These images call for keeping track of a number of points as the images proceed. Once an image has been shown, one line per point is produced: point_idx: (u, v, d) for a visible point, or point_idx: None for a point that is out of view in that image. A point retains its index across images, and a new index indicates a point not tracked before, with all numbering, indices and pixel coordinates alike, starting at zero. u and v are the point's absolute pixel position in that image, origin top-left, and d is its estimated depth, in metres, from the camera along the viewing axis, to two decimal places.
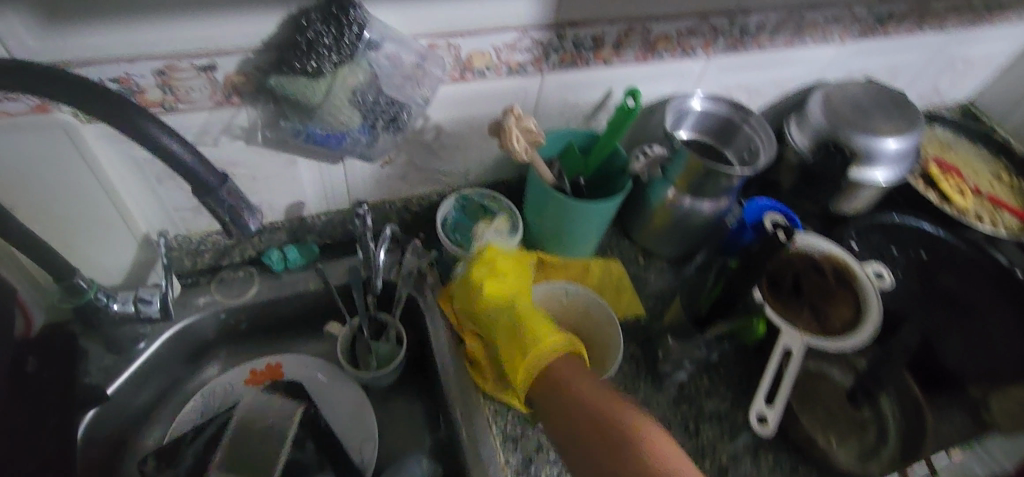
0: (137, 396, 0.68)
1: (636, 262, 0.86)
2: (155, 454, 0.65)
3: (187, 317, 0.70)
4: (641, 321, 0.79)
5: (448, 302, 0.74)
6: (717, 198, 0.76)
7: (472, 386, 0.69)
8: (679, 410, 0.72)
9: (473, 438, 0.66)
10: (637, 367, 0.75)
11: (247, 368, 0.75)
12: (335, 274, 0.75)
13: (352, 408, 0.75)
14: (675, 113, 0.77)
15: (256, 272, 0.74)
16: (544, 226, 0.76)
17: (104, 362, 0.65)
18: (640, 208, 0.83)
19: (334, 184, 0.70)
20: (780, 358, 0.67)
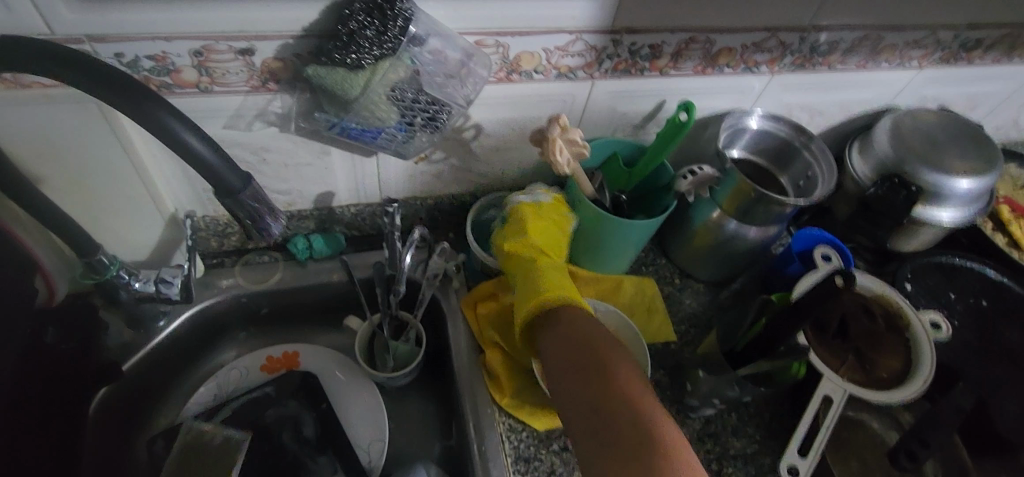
0: (153, 373, 0.68)
1: (671, 282, 0.82)
2: (164, 435, 0.64)
3: (207, 298, 0.69)
4: (671, 347, 0.75)
5: (470, 308, 0.72)
6: (766, 226, 0.72)
7: (487, 400, 0.67)
8: (702, 447, 0.68)
9: (483, 454, 0.63)
10: (662, 395, 0.71)
11: (264, 354, 0.75)
12: (359, 268, 0.73)
13: (364, 406, 0.73)
14: (730, 130, 0.71)
15: (281, 258, 0.73)
16: (579, 238, 0.72)
17: (123, 338, 0.65)
18: (681, 227, 0.79)
19: (366, 177, 0.67)
20: (818, 406, 0.63)
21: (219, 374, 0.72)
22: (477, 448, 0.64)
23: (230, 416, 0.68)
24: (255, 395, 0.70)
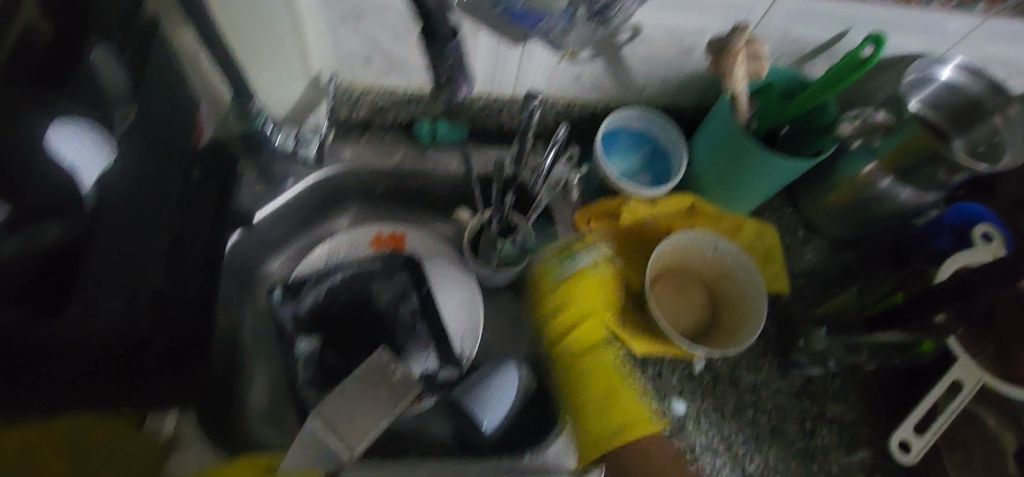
0: (275, 228, 0.70)
1: (793, 234, 0.77)
2: (283, 288, 0.69)
3: (334, 165, 0.70)
4: (783, 300, 0.71)
5: (585, 222, 0.70)
6: (924, 190, 0.65)
7: (589, 315, 0.67)
8: (798, 403, 0.66)
9: (579, 366, 0.64)
10: (766, 346, 0.68)
11: (372, 230, 0.75)
12: (478, 161, 0.72)
13: (462, 296, 0.74)
14: (917, 75, 0.64)
15: (404, 139, 0.73)
16: (715, 170, 0.67)
17: (256, 189, 0.67)
18: (822, 177, 0.72)
19: (505, 68, 0.66)
20: (943, 391, 0.59)
21: (332, 241, 0.74)
22: None
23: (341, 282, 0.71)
24: (364, 267, 0.72)
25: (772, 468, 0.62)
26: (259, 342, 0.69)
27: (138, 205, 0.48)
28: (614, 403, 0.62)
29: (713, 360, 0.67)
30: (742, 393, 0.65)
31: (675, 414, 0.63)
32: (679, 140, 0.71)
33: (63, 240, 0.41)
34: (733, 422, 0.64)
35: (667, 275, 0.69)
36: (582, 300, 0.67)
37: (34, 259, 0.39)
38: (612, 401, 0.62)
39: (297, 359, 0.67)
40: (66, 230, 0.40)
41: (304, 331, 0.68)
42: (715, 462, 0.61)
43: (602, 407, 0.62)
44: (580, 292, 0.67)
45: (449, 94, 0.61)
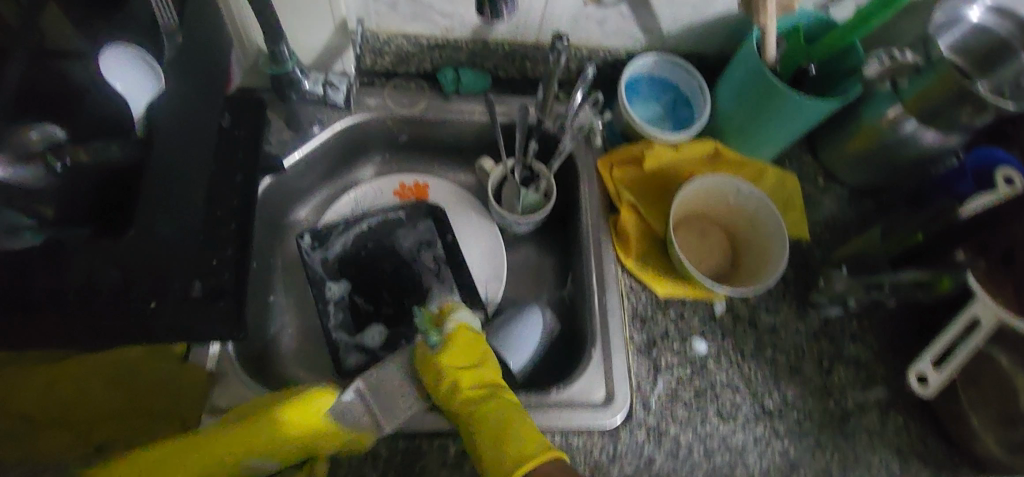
0: (303, 176, 0.72)
1: (813, 182, 0.77)
2: (312, 233, 0.71)
3: (359, 114, 0.71)
4: (802, 245, 0.72)
5: (608, 168, 0.70)
6: (948, 133, 0.65)
7: (612, 258, 0.68)
8: (816, 344, 0.67)
9: (602, 307, 0.66)
10: (785, 289, 0.70)
11: (396, 181, 0.77)
12: (501, 109, 0.73)
13: (486, 244, 0.76)
14: (945, 18, 0.64)
15: (427, 87, 0.73)
16: (738, 114, 0.67)
17: (283, 136, 0.68)
18: (844, 123, 0.72)
19: (530, 14, 0.65)
20: (960, 329, 0.62)
21: (358, 189, 0.76)
22: (597, 300, 0.66)
23: (367, 230, 0.73)
24: (389, 215, 0.74)
25: (790, 404, 0.64)
26: (291, 286, 0.71)
27: (184, 145, 0.58)
28: (511, 425, 0.55)
29: (733, 302, 0.68)
30: (761, 334, 0.67)
31: (697, 352, 0.65)
32: (702, 86, 0.70)
33: (124, 160, 0.55)
34: (752, 361, 0.65)
35: (688, 221, 0.70)
36: (463, 371, 0.59)
37: (96, 176, 0.54)
38: (514, 435, 0.54)
39: (327, 303, 0.69)
40: (124, 151, 0.55)
41: (333, 276, 0.70)
42: (735, 398, 0.63)
43: (502, 435, 0.54)
44: (458, 344, 0.60)
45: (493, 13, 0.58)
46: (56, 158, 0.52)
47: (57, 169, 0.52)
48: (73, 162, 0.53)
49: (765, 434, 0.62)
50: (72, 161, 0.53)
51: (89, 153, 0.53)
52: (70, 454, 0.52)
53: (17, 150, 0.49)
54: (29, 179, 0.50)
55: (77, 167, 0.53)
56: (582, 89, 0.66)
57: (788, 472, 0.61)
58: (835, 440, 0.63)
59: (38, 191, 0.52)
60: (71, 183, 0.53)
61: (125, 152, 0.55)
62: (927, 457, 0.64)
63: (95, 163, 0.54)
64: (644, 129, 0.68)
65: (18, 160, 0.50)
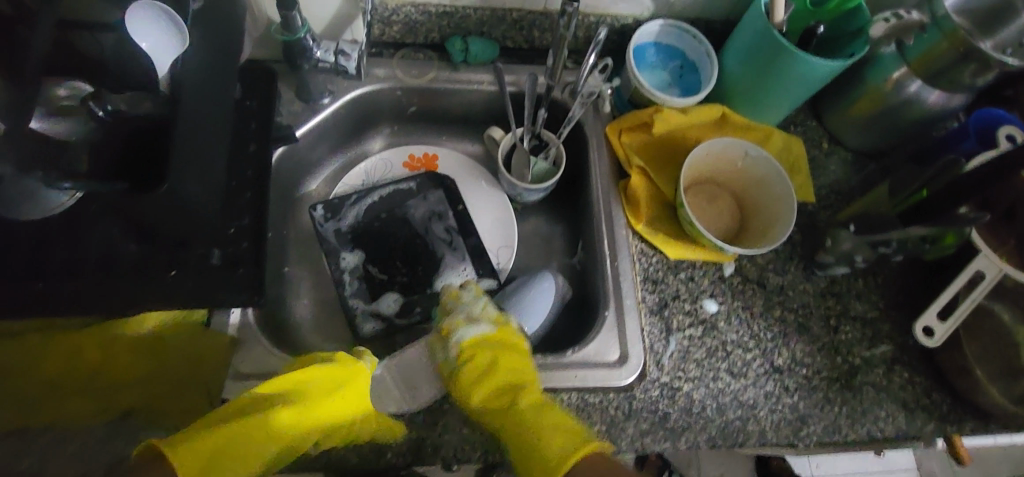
0: (314, 148, 0.72)
1: (818, 147, 0.78)
2: (324, 205, 0.72)
3: (368, 85, 0.71)
4: (808, 208, 0.73)
5: (617, 134, 0.71)
6: (952, 92, 0.66)
7: (623, 222, 0.69)
8: (823, 303, 0.69)
9: (614, 270, 0.67)
10: (792, 251, 0.71)
11: (405, 153, 0.78)
12: (510, 78, 0.73)
13: (496, 214, 0.77)
14: None
15: (435, 58, 0.73)
16: (745, 78, 0.68)
17: (294, 107, 0.68)
18: (849, 86, 0.73)
19: None
20: (963, 284, 0.63)
21: (369, 161, 0.77)
22: (609, 264, 0.67)
23: (379, 201, 0.74)
24: (400, 186, 0.75)
25: (799, 361, 0.65)
26: (306, 257, 0.72)
27: (210, 116, 0.50)
28: (541, 439, 0.54)
29: (742, 264, 0.69)
30: (770, 294, 0.68)
31: (708, 312, 0.66)
32: (709, 51, 0.71)
33: (155, 116, 0.49)
34: (761, 320, 0.67)
35: (696, 186, 0.71)
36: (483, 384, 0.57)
37: (130, 130, 0.48)
38: (547, 448, 0.53)
39: (342, 272, 0.69)
40: (156, 109, 0.49)
41: (346, 246, 0.71)
42: (746, 356, 0.65)
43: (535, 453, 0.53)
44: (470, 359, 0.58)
45: None
46: (98, 104, 0.47)
47: (98, 115, 0.47)
48: (115, 111, 0.48)
49: (775, 389, 0.64)
50: (114, 110, 0.48)
51: (126, 102, 0.48)
52: (99, 415, 0.54)
53: (45, 101, 0.45)
54: (70, 132, 0.46)
55: (120, 116, 0.48)
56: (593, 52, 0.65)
57: (798, 426, 0.62)
58: (843, 394, 0.64)
59: (73, 144, 0.46)
60: (108, 137, 0.48)
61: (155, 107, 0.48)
62: (932, 410, 0.65)
63: (126, 112, 0.48)
64: (653, 94, 0.68)
65: (49, 112, 0.45)
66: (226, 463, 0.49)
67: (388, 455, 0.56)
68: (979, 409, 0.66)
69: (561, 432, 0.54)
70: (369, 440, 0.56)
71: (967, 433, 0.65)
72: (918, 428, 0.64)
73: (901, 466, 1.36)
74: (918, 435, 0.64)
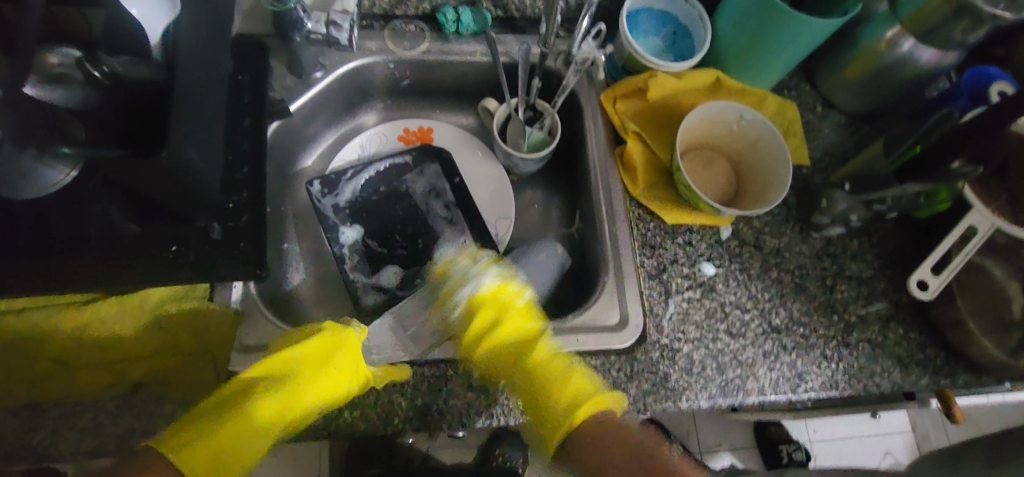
0: (307, 123, 0.72)
1: (812, 111, 0.78)
2: (322, 180, 0.71)
3: (360, 58, 0.70)
4: (803, 172, 0.74)
5: (612, 102, 0.71)
6: (945, 50, 0.66)
7: (620, 189, 0.69)
8: (819, 263, 0.70)
9: (612, 236, 0.67)
10: (788, 213, 0.72)
11: (400, 127, 0.78)
12: (503, 48, 0.73)
13: (493, 186, 0.77)
14: None
15: (427, 29, 0.72)
16: (739, 40, 0.68)
17: (286, 82, 0.68)
18: (842, 48, 0.73)
19: None
20: (956, 239, 0.64)
21: (363, 136, 0.76)
22: (607, 230, 0.68)
23: (376, 176, 0.74)
24: (396, 160, 0.75)
25: (796, 320, 0.66)
26: (304, 233, 0.72)
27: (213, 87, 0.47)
28: (551, 377, 0.59)
29: (738, 227, 0.70)
30: (766, 256, 0.69)
31: (706, 275, 0.67)
32: (702, 15, 0.70)
33: (151, 81, 0.43)
34: (758, 281, 0.68)
35: (692, 151, 0.72)
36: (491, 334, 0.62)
37: (127, 97, 0.43)
38: (555, 387, 0.58)
39: (342, 247, 0.69)
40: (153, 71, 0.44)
41: (345, 222, 0.71)
42: (745, 317, 0.66)
43: (544, 395, 0.58)
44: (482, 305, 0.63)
45: None
46: (93, 64, 0.42)
47: (95, 77, 0.42)
48: (110, 72, 0.43)
49: (773, 348, 0.65)
50: (110, 71, 0.43)
51: (122, 64, 0.43)
52: (107, 390, 0.54)
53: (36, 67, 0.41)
54: (63, 100, 0.42)
55: (118, 79, 0.43)
56: (586, 16, 0.64)
57: (796, 383, 0.64)
58: (840, 351, 0.66)
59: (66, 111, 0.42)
60: (107, 103, 0.43)
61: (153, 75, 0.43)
62: (926, 364, 0.67)
63: (124, 77, 0.43)
64: (646, 59, 0.68)
65: (42, 79, 0.41)
66: (225, 455, 0.52)
67: (396, 421, 0.57)
68: (971, 362, 0.67)
69: (566, 378, 0.59)
70: (376, 408, 0.57)
71: (959, 385, 0.67)
72: (912, 382, 0.66)
73: (893, 429, 1.39)
74: (913, 389, 0.66)
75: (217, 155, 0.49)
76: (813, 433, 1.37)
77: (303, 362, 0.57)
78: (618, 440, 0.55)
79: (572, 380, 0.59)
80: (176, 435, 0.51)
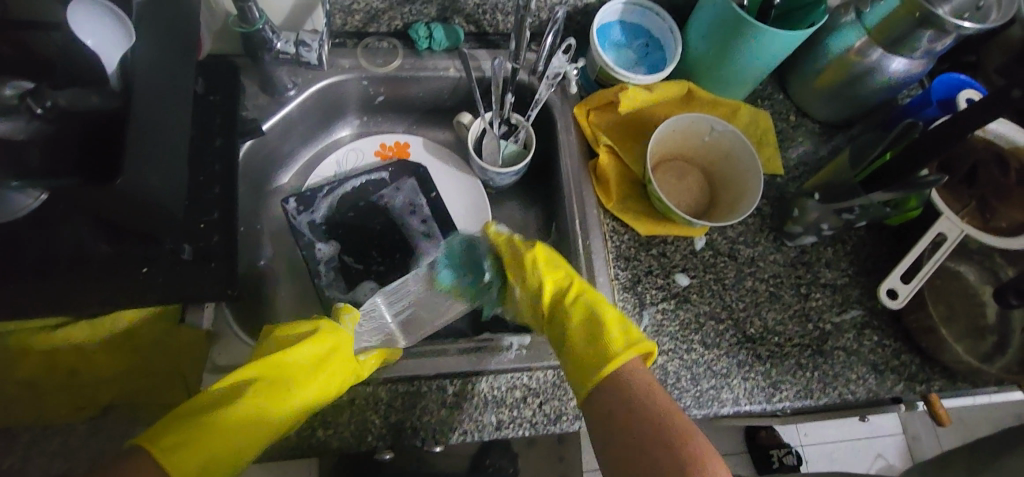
0: (282, 141, 0.72)
1: (785, 120, 0.79)
2: (297, 197, 0.71)
3: (333, 76, 0.70)
4: (777, 181, 0.74)
5: (585, 114, 0.72)
6: (913, 59, 0.66)
7: (594, 202, 0.70)
8: (793, 272, 0.70)
9: (586, 250, 0.68)
10: (762, 223, 0.72)
11: (376, 143, 0.78)
12: (475, 64, 0.73)
13: (470, 199, 0.77)
14: None
15: (400, 46, 0.73)
16: (708, 53, 0.68)
17: (259, 101, 0.68)
18: (811, 58, 0.73)
19: None
20: (928, 246, 0.64)
21: (339, 153, 0.77)
22: (582, 244, 0.68)
23: (353, 191, 0.74)
24: (373, 176, 0.75)
25: (771, 329, 0.67)
26: (282, 251, 0.72)
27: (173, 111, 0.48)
28: (603, 323, 0.58)
29: (712, 237, 0.70)
30: (740, 266, 0.69)
31: (680, 286, 0.67)
32: (672, 28, 0.71)
33: (100, 111, 0.43)
34: (732, 291, 0.68)
35: (665, 163, 0.72)
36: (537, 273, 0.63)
37: (80, 127, 0.42)
38: (607, 336, 0.57)
39: (317, 263, 0.69)
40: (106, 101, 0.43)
41: (321, 238, 0.71)
42: (719, 326, 0.66)
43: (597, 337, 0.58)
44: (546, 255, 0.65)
45: None
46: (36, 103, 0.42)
47: (37, 113, 0.42)
48: (54, 106, 0.42)
49: (748, 358, 0.65)
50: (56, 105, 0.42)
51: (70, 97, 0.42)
52: (79, 413, 0.53)
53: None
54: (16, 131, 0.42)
55: (61, 111, 0.42)
56: (551, 31, 0.65)
57: (771, 392, 0.64)
58: (814, 359, 0.66)
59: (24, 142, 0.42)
60: (63, 130, 0.42)
61: (106, 102, 0.43)
62: (901, 371, 0.67)
63: (69, 109, 0.42)
64: (617, 72, 0.68)
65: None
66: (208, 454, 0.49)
67: (369, 438, 0.57)
68: (946, 368, 0.67)
69: (621, 331, 0.58)
70: (349, 425, 0.57)
71: (935, 391, 0.67)
72: (887, 388, 0.66)
73: (884, 431, 1.38)
74: (888, 395, 0.66)
75: (180, 177, 0.49)
76: (804, 437, 1.36)
77: (287, 368, 0.56)
78: (641, 386, 0.53)
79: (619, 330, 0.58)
80: (165, 433, 0.49)
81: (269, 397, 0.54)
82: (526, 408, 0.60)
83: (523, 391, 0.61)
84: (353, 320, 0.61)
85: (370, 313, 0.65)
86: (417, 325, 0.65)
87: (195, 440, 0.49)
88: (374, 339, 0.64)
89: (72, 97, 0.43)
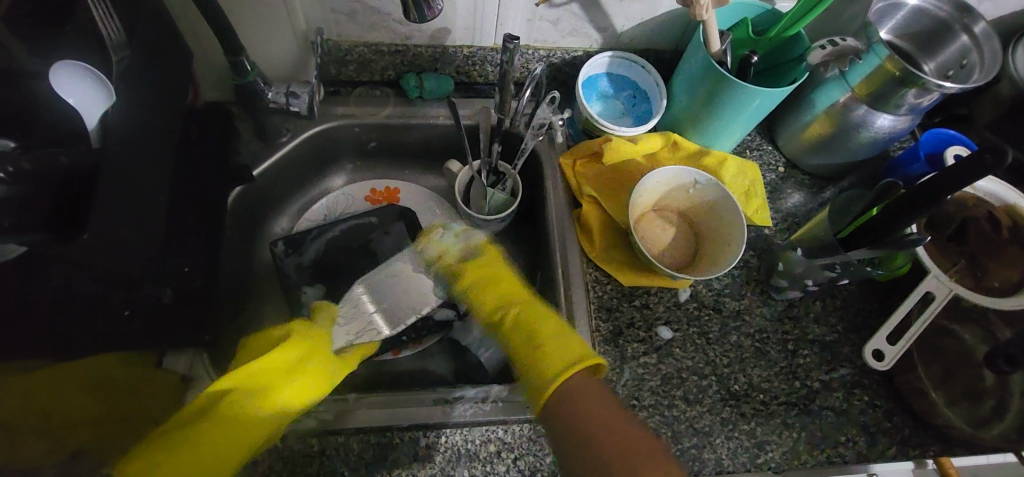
0: (273, 185, 0.74)
1: (774, 171, 0.78)
2: (285, 240, 0.72)
3: (326, 122, 0.72)
4: (764, 232, 0.74)
5: (571, 164, 0.73)
6: (898, 116, 0.66)
7: (578, 251, 0.70)
8: (780, 327, 0.69)
9: (568, 300, 0.67)
10: (747, 275, 0.71)
11: (367, 187, 0.80)
12: (465, 112, 0.75)
13: None
14: (885, 4, 0.65)
15: (392, 94, 0.75)
16: (692, 107, 0.69)
17: (253, 147, 0.70)
18: (797, 112, 0.74)
19: (485, 17, 0.67)
20: (915, 303, 0.62)
21: (329, 196, 0.79)
22: (563, 294, 0.68)
23: (339, 235, 0.74)
24: (362, 220, 0.75)
25: (756, 386, 0.65)
26: (268, 294, 0.74)
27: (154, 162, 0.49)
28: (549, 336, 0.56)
29: (697, 289, 0.70)
30: (725, 319, 0.68)
31: (662, 339, 0.66)
32: (658, 81, 0.73)
33: (72, 170, 0.45)
34: (717, 346, 0.67)
35: (651, 213, 0.72)
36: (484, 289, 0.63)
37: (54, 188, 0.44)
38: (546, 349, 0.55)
39: (302, 307, 0.70)
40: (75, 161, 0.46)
41: (307, 281, 0.71)
42: (702, 382, 0.65)
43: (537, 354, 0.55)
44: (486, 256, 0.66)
45: (418, 19, 0.55)
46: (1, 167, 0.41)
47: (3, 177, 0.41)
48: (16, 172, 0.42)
49: (731, 416, 0.63)
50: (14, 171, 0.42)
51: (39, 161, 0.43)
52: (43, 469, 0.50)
53: None
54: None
55: (29, 174, 0.42)
56: (532, 86, 0.65)
57: (755, 453, 0.62)
58: (802, 419, 0.64)
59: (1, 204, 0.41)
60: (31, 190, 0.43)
61: (75, 162, 0.45)
62: (893, 433, 0.64)
63: (39, 171, 0.43)
64: (602, 124, 0.69)
65: None
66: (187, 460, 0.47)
67: None
68: (940, 432, 0.64)
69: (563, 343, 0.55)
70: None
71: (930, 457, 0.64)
72: (879, 452, 0.63)
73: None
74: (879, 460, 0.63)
75: None
76: None
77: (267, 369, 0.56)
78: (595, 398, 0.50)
79: (566, 342, 0.55)
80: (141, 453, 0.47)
81: (251, 404, 0.53)
82: (501, 463, 0.59)
83: (500, 447, 0.59)
84: (326, 316, 0.61)
85: (350, 303, 0.60)
86: (399, 312, 0.60)
87: (195, 447, 0.48)
88: (361, 334, 0.59)
89: (39, 160, 0.43)
